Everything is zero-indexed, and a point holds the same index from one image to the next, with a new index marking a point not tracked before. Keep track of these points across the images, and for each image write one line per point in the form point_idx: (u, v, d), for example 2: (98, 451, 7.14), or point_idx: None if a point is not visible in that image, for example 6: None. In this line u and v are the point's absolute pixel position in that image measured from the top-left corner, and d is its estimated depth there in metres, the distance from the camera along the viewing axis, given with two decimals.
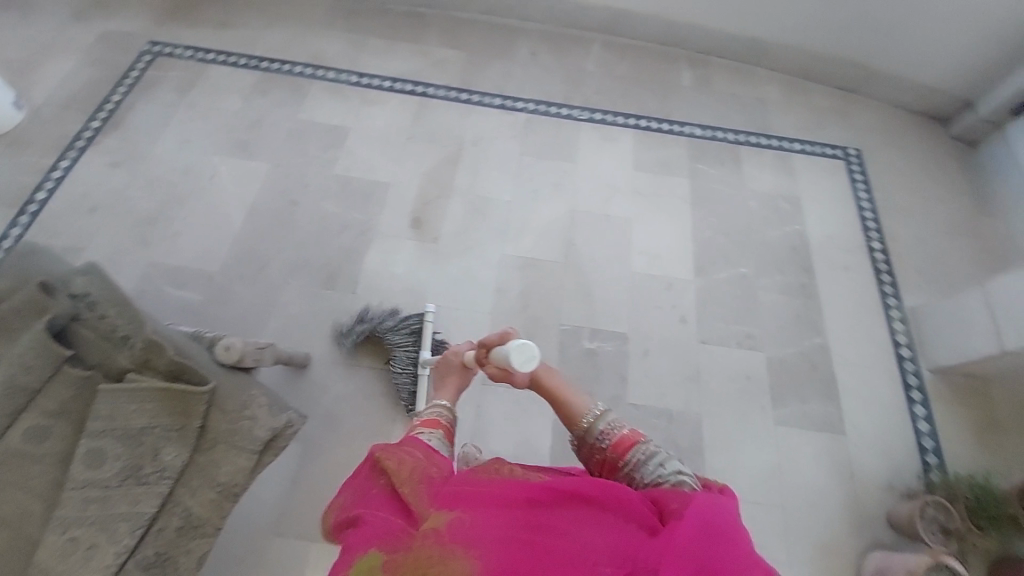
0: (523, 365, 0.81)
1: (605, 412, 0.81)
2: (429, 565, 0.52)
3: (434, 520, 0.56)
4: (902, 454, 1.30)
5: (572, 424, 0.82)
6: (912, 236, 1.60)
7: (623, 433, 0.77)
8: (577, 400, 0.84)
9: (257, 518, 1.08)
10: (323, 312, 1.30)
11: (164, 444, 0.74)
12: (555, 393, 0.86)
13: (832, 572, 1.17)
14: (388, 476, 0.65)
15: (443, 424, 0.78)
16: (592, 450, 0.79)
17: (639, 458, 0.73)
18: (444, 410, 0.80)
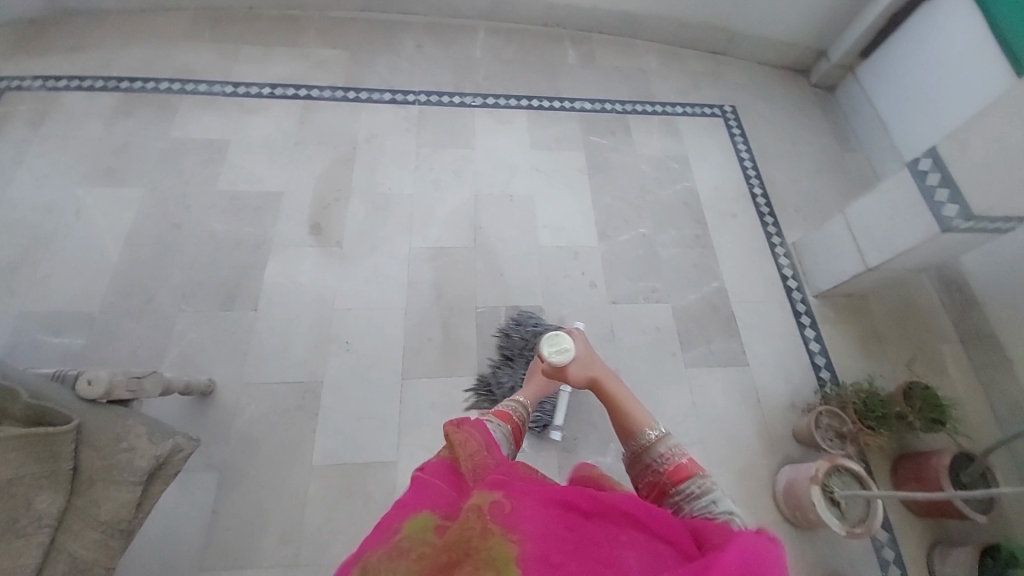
0: (548, 354, 0.92)
1: (666, 436, 0.81)
2: (473, 537, 0.53)
3: (482, 498, 0.58)
4: (800, 374, 1.43)
5: (629, 438, 0.83)
6: (787, 179, 1.76)
7: (681, 463, 0.77)
8: (641, 415, 0.84)
9: (182, 555, 1.02)
10: (227, 333, 1.24)
11: (35, 493, 0.68)
12: (617, 402, 0.87)
13: (753, 492, 1.27)
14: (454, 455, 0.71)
15: (512, 419, 0.88)
16: (647, 470, 0.79)
17: (694, 491, 0.72)
18: (518, 407, 0.92)
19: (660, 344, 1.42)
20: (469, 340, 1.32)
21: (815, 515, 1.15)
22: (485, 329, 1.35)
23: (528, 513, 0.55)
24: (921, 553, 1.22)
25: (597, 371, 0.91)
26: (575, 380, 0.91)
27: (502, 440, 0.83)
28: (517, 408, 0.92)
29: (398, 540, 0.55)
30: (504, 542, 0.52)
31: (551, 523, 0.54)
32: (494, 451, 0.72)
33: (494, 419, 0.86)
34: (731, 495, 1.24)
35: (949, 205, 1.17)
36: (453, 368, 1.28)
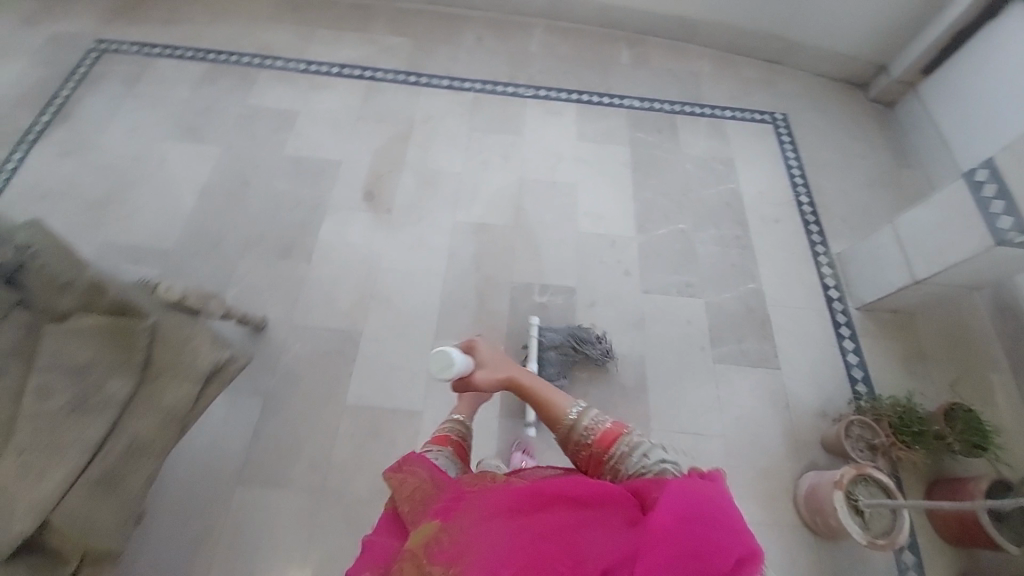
0: (443, 374, 0.82)
1: (586, 408, 0.79)
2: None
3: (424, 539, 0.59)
4: (835, 382, 1.38)
5: (556, 423, 0.80)
6: (835, 189, 1.73)
7: (606, 428, 0.76)
8: (557, 398, 0.81)
9: (221, 471, 1.11)
10: (278, 280, 1.34)
11: (110, 376, 0.78)
12: (534, 393, 0.82)
13: (773, 495, 1.22)
14: (394, 497, 0.70)
15: (452, 440, 0.84)
16: (578, 446, 0.78)
17: (624, 451, 0.73)
18: (456, 425, 0.88)
19: (690, 337, 1.40)
20: (501, 311, 1.38)
21: (835, 521, 1.08)
22: (517, 303, 1.40)
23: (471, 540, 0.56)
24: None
25: (508, 371, 0.83)
26: (490, 385, 0.83)
27: (447, 464, 0.80)
28: (453, 425, 0.88)
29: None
30: None
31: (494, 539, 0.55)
32: (437, 475, 0.71)
33: (431, 448, 0.81)
34: (750, 492, 1.22)
35: (1004, 217, 1.13)
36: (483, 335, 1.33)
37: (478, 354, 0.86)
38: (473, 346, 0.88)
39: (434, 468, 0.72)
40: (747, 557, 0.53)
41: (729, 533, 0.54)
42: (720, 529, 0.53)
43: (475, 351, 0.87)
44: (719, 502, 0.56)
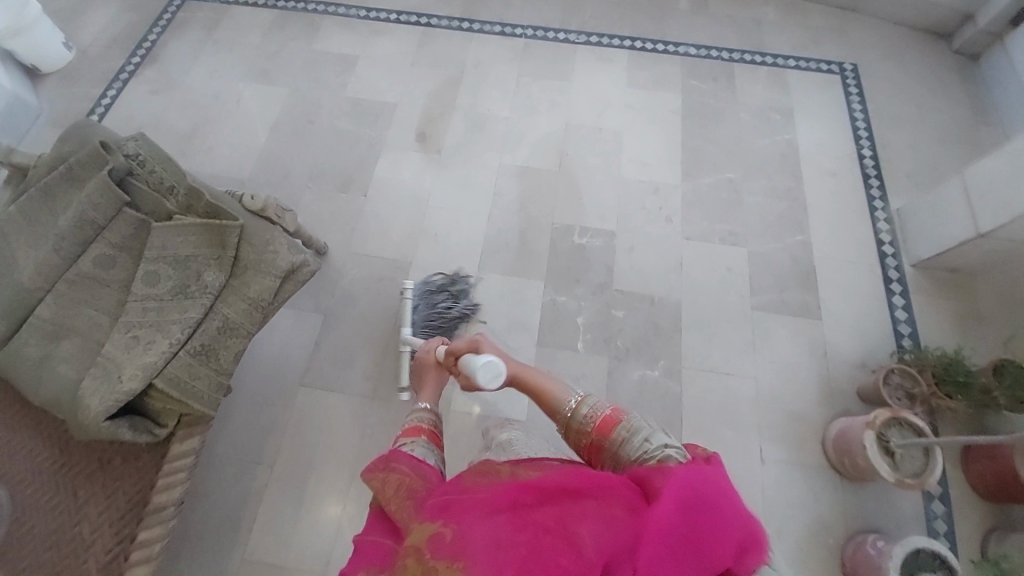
0: (492, 383, 0.84)
1: (585, 396, 0.78)
2: None
3: (422, 536, 0.54)
4: (879, 336, 1.35)
5: (557, 412, 0.80)
6: (902, 144, 1.64)
7: (605, 414, 0.74)
8: (558, 388, 0.82)
9: (286, 373, 1.25)
10: (338, 211, 1.46)
11: (206, 269, 0.91)
12: (534, 386, 0.85)
13: (801, 437, 1.23)
14: (379, 497, 0.66)
15: (426, 428, 0.80)
16: (579, 436, 0.76)
17: (625, 436, 0.71)
18: (427, 415, 0.84)
19: (729, 283, 1.41)
20: (542, 249, 1.43)
21: (863, 460, 1.09)
22: (557, 243, 1.44)
23: (474, 536, 0.51)
24: (981, 531, 1.15)
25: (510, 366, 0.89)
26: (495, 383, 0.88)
27: (425, 453, 0.76)
28: (425, 415, 0.84)
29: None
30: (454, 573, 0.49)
31: (494, 534, 0.51)
32: (422, 469, 0.69)
33: (405, 440, 0.77)
34: (777, 433, 1.23)
35: None
36: (523, 270, 1.40)
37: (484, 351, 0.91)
38: (476, 346, 0.94)
39: (416, 461, 0.70)
40: (743, 539, 0.54)
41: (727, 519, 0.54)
42: (718, 516, 0.54)
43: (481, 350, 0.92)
44: (715, 488, 0.56)
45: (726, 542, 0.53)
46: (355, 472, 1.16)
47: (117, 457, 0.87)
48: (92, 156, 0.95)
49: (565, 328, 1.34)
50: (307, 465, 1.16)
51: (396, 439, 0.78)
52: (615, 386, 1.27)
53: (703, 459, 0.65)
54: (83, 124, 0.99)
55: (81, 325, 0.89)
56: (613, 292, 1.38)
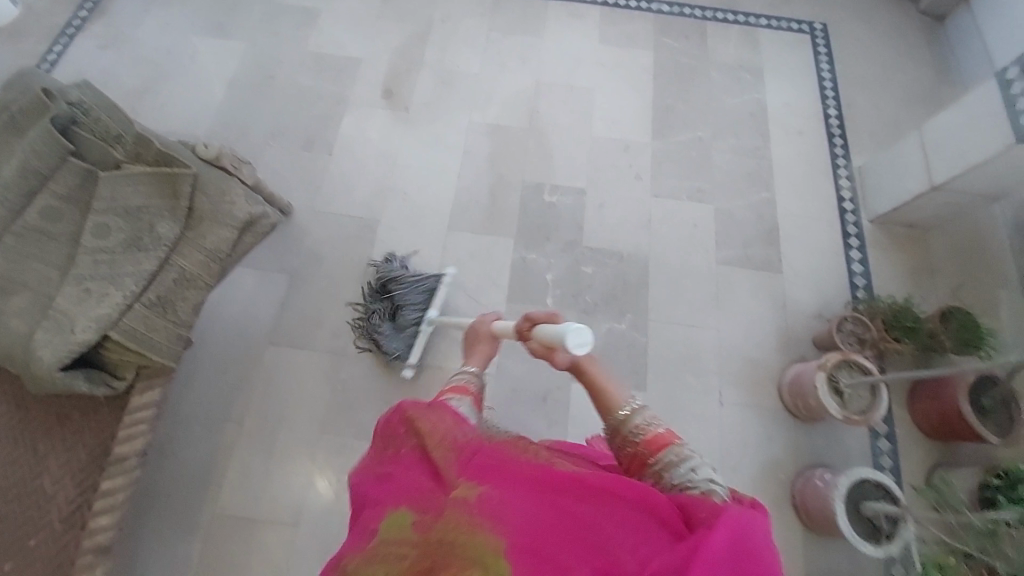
0: (575, 348, 0.71)
1: (641, 407, 0.72)
2: (459, 536, 0.52)
3: (466, 491, 0.55)
4: (836, 289, 1.40)
5: (606, 412, 0.74)
6: (867, 103, 1.66)
7: (658, 431, 0.68)
8: (616, 389, 0.76)
9: (253, 333, 1.24)
10: (303, 171, 1.42)
11: (159, 220, 0.89)
12: (593, 379, 0.78)
13: (759, 384, 1.29)
14: (421, 436, 0.62)
15: (471, 391, 0.77)
16: (623, 443, 0.70)
17: (672, 460, 0.64)
18: (472, 377, 0.81)
19: (695, 240, 1.43)
20: (513, 207, 1.42)
21: (814, 400, 1.15)
22: (527, 202, 1.44)
23: (514, 512, 0.53)
24: (922, 464, 1.23)
25: None
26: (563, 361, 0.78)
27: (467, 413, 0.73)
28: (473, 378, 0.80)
29: (379, 548, 0.53)
30: (491, 536, 0.51)
31: (534, 514, 0.53)
32: (465, 423, 0.64)
33: (452, 395, 0.74)
34: (737, 382, 1.29)
35: None
36: (494, 229, 1.40)
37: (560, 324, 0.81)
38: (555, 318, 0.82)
39: (460, 414, 0.66)
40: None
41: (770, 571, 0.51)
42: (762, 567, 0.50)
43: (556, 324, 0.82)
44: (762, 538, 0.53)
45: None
46: (326, 427, 1.17)
47: (76, 412, 0.86)
48: (34, 103, 0.91)
49: (535, 285, 1.35)
50: (277, 421, 1.17)
51: (442, 393, 0.75)
52: None
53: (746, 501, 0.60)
54: (26, 71, 0.93)
55: (28, 279, 0.86)
56: (582, 249, 1.39)
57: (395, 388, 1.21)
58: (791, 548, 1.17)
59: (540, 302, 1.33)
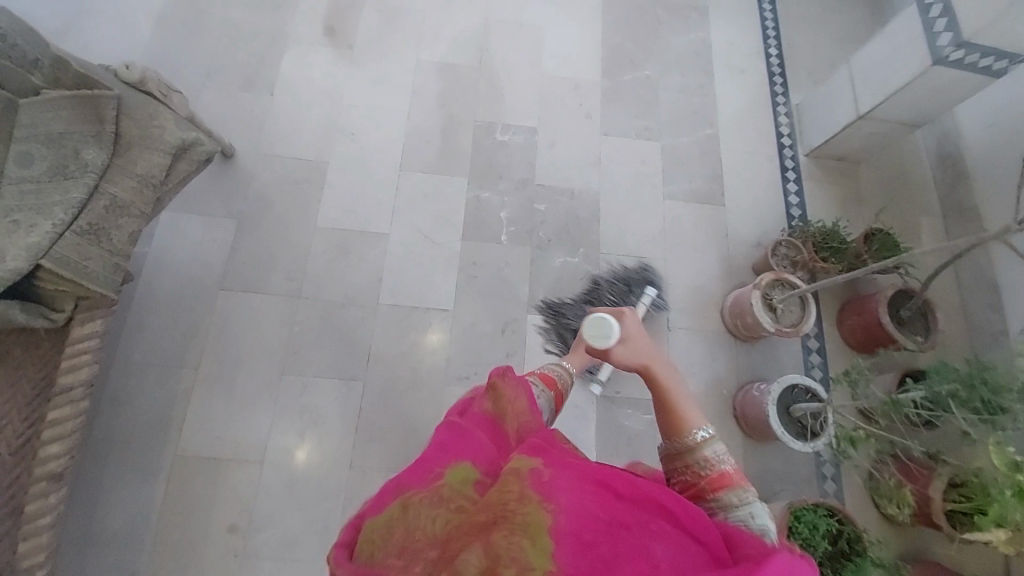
0: (591, 336, 0.84)
1: (712, 438, 0.70)
2: (509, 500, 0.51)
3: (521, 463, 0.56)
4: (775, 219, 1.48)
5: (671, 431, 0.72)
6: (805, 43, 1.72)
7: (725, 470, 0.67)
8: (688, 410, 0.73)
9: (203, 277, 1.21)
10: (244, 113, 1.36)
11: (84, 147, 0.85)
12: (664, 392, 0.76)
13: (704, 309, 1.36)
14: (500, 414, 0.72)
15: (556, 386, 0.93)
16: (683, 469, 0.70)
17: (735, 503, 0.64)
18: (562, 373, 0.98)
19: (644, 175, 1.47)
20: (465, 147, 1.42)
21: (751, 318, 1.24)
22: (479, 140, 1.43)
23: (565, 497, 0.51)
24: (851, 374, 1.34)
25: (649, 353, 0.80)
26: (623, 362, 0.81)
27: (544, 405, 0.87)
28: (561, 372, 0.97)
29: (436, 487, 0.55)
30: (539, 509, 0.50)
31: (583, 501, 0.51)
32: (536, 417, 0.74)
33: (540, 382, 0.90)
34: (684, 307, 1.36)
35: (944, 34, 1.18)
36: (447, 168, 1.39)
37: (627, 327, 0.85)
38: (619, 317, 0.86)
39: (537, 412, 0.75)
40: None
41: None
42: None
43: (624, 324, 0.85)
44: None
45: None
46: (286, 365, 1.17)
47: (15, 348, 0.83)
48: None
49: (488, 222, 1.36)
50: (234, 362, 1.16)
51: (533, 376, 0.91)
52: (538, 274, 1.33)
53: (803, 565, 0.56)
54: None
55: None
56: (535, 186, 1.41)
57: (353, 327, 1.22)
58: (734, 455, 1.26)
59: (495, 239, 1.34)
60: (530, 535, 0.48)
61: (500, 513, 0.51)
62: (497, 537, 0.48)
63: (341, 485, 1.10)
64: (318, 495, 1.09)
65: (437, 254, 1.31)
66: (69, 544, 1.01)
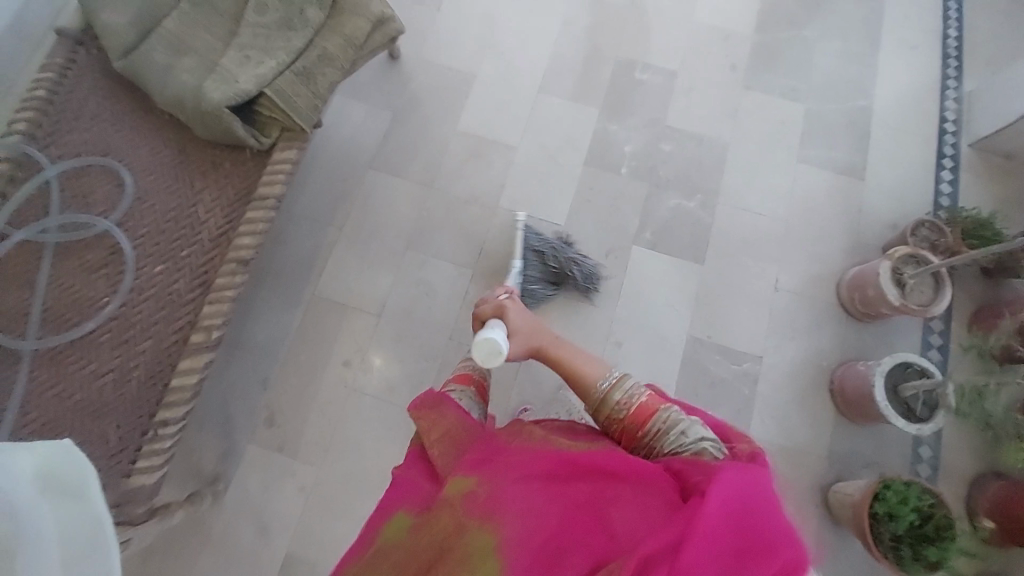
0: (488, 360, 0.84)
1: (620, 380, 0.82)
2: (451, 532, 0.58)
3: (457, 489, 0.62)
4: (917, 204, 1.38)
5: (588, 393, 0.84)
6: (995, 27, 1.55)
7: (641, 402, 0.79)
8: (589, 369, 0.87)
9: (354, 156, 1.38)
10: (409, 19, 1.50)
11: (308, 7, 1.02)
12: (566, 368, 0.90)
13: (818, 277, 1.30)
14: (425, 437, 0.74)
15: (474, 380, 0.89)
16: (611, 418, 0.80)
17: (661, 427, 0.75)
18: (473, 364, 0.93)
19: (779, 136, 1.43)
20: (602, 80, 1.46)
21: (874, 291, 1.16)
22: (617, 76, 1.47)
23: (507, 500, 0.59)
24: (975, 367, 1.21)
25: (536, 339, 0.93)
26: (518, 354, 0.92)
27: (470, 405, 0.84)
28: (473, 364, 0.93)
29: (385, 547, 0.61)
30: (482, 531, 0.57)
31: (528, 498, 0.59)
32: (467, 418, 0.75)
33: (455, 387, 0.86)
34: (798, 272, 1.30)
35: None
36: (582, 97, 1.45)
37: (510, 320, 0.92)
38: (503, 310, 0.94)
39: (462, 411, 0.76)
40: (788, 563, 0.54)
41: (772, 533, 0.55)
42: (761, 526, 0.55)
43: (507, 317, 0.93)
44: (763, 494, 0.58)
45: (771, 557, 0.54)
46: (411, 243, 1.31)
47: (226, 162, 1.05)
48: None
49: (611, 153, 1.40)
50: (369, 231, 1.32)
51: (447, 383, 0.88)
52: (650, 209, 1.35)
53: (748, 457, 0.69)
54: None
55: (197, 47, 1.03)
56: (664, 128, 1.42)
57: (471, 224, 1.33)
58: (823, 429, 1.19)
59: (615, 170, 1.38)
60: (481, 553, 0.56)
61: (454, 541, 0.58)
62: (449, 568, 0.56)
63: (439, 349, 1.25)
64: (418, 354, 1.25)
65: (558, 174, 1.38)
66: (226, 346, 1.25)
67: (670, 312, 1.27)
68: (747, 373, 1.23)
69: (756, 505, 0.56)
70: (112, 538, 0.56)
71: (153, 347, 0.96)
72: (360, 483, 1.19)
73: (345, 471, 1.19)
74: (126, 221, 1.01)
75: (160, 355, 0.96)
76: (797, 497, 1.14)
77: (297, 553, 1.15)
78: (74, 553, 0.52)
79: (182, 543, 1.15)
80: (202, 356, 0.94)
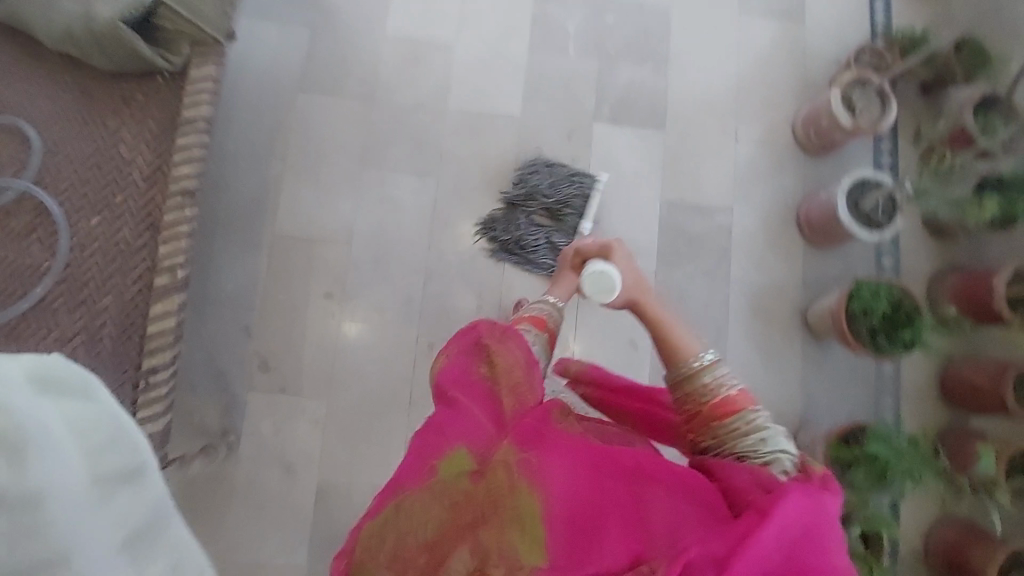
0: (594, 295, 0.86)
1: (714, 364, 0.73)
2: (501, 493, 0.55)
3: (507, 455, 0.58)
4: (857, 37, 1.39)
5: (672, 364, 0.75)
6: None
7: (729, 395, 0.71)
8: (686, 340, 0.76)
9: (282, 82, 1.27)
10: None
11: None
12: (660, 327, 0.79)
13: (773, 124, 1.32)
14: (495, 376, 0.66)
15: (549, 326, 0.82)
16: (686, 399, 0.73)
17: (742, 427, 0.68)
18: (552, 310, 0.85)
19: None
20: None
21: (826, 120, 1.20)
22: None
23: (556, 484, 0.55)
24: None
25: (635, 291, 0.84)
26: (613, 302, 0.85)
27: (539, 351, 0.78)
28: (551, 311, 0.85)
29: (433, 482, 0.57)
30: (531, 500, 0.54)
31: (575, 489, 0.56)
32: (534, 369, 0.68)
33: (529, 329, 0.80)
34: (755, 122, 1.32)
35: None
36: None
37: (614, 263, 0.87)
38: (608, 252, 0.89)
39: (530, 358, 0.69)
40: None
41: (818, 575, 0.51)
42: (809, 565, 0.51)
43: (610, 259, 0.87)
44: (828, 523, 0.53)
45: None
46: (366, 162, 1.25)
47: (139, 95, 0.94)
48: None
49: (555, 34, 1.34)
50: (318, 157, 1.25)
51: (519, 321, 0.82)
52: (605, 86, 1.32)
53: (815, 479, 0.58)
54: None
55: None
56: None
57: (425, 131, 1.27)
58: (797, 264, 1.25)
59: (561, 51, 1.33)
60: (526, 521, 0.54)
61: (501, 504, 0.55)
62: (489, 531, 0.54)
63: (421, 263, 1.23)
64: (401, 272, 1.22)
65: (504, 65, 1.31)
66: (197, 301, 1.19)
67: (639, 181, 1.27)
68: (721, 226, 1.26)
69: (817, 536, 0.52)
70: (133, 431, 0.56)
71: (116, 304, 0.89)
72: (371, 406, 1.19)
73: (353, 400, 1.19)
74: (44, 177, 0.91)
75: (126, 307, 0.89)
76: (782, 330, 1.22)
77: (324, 483, 1.16)
78: (100, 448, 0.52)
79: (207, 500, 1.14)
80: (172, 298, 0.87)
